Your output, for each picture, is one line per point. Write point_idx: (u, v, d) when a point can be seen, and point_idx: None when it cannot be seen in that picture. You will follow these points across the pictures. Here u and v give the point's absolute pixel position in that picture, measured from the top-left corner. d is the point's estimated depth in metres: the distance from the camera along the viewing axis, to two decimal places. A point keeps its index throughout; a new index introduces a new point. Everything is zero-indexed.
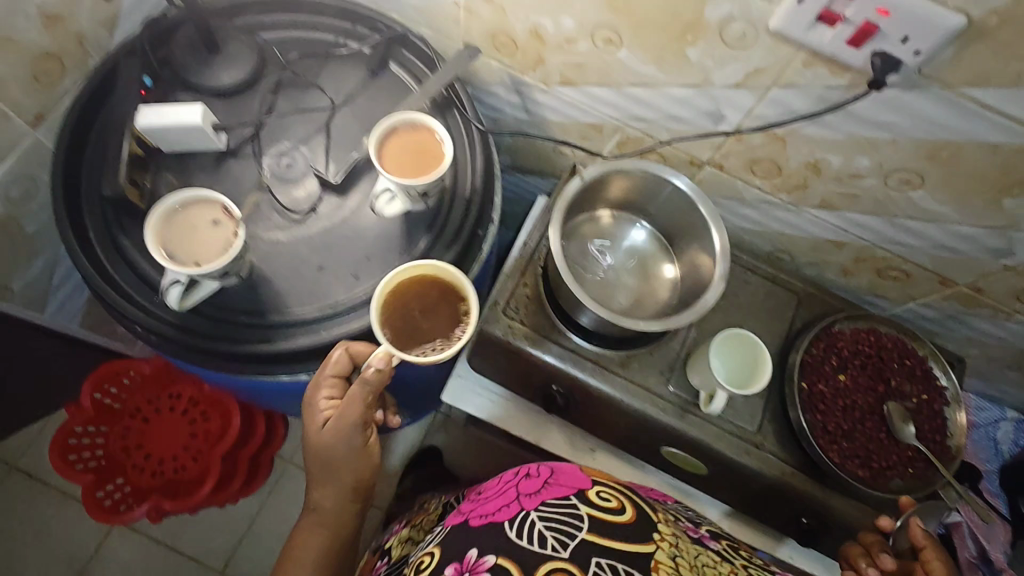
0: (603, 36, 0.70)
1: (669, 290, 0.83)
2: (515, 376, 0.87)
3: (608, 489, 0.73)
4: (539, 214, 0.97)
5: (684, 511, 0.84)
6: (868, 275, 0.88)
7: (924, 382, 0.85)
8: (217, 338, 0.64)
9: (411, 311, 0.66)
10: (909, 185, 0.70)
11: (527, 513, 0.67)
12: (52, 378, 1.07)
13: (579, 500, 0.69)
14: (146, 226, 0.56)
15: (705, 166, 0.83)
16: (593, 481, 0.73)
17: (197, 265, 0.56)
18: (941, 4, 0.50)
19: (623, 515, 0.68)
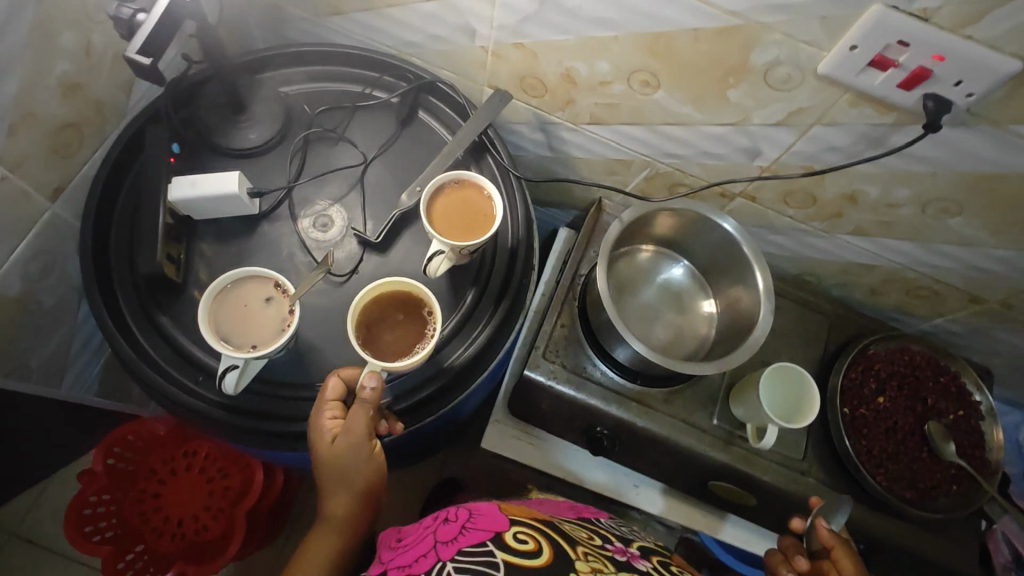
0: (640, 79, 0.70)
1: (707, 324, 0.83)
2: (556, 418, 0.86)
3: (527, 530, 0.62)
4: (565, 249, 0.96)
5: (626, 531, 0.78)
6: (896, 294, 0.90)
7: (959, 398, 0.86)
8: (262, 417, 0.60)
9: (368, 322, 0.62)
10: (947, 214, 0.71)
11: (441, 565, 0.54)
12: (61, 444, 1.02)
13: (494, 545, 0.57)
14: (199, 310, 0.54)
15: (736, 198, 0.83)
16: (512, 523, 0.62)
17: (255, 348, 0.55)
18: (999, 50, 0.50)
19: (540, 557, 0.57)
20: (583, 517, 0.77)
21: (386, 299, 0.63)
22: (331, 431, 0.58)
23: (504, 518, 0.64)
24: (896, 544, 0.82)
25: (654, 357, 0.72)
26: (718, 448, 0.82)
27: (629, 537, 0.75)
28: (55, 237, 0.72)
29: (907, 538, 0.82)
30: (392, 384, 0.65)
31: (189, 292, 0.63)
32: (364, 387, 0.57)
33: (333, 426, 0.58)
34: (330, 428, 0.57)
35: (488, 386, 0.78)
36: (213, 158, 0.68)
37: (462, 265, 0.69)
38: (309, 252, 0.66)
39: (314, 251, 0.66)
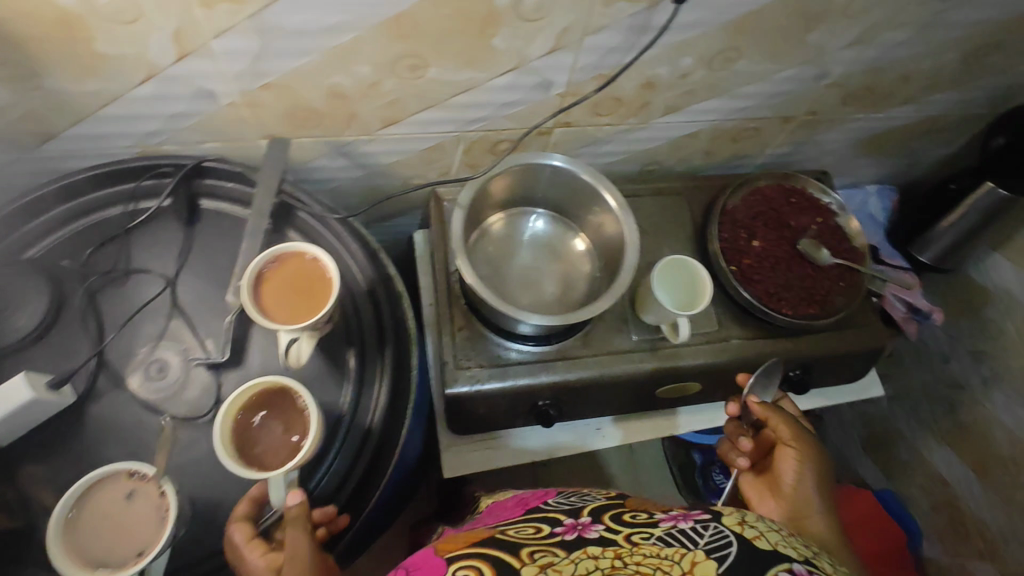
0: (406, 65, 0.65)
1: (587, 259, 0.83)
2: (499, 413, 0.84)
3: (465, 562, 0.58)
4: (427, 254, 0.92)
5: (574, 500, 0.77)
6: (725, 145, 0.95)
7: (812, 209, 0.94)
8: None
9: (248, 446, 0.53)
10: (731, 61, 0.74)
11: None
12: None
13: None
14: (51, 553, 0.45)
15: (553, 131, 0.82)
16: (449, 563, 0.58)
17: (142, 553, 0.47)
18: None
19: None
20: (530, 512, 0.75)
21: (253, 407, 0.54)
22: (267, 569, 0.49)
23: (440, 560, 0.60)
24: (821, 356, 0.90)
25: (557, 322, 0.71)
26: (651, 361, 0.84)
27: (575, 508, 0.74)
28: None
29: (826, 347, 0.89)
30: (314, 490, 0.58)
31: (44, 527, 0.53)
32: (286, 507, 0.50)
33: (267, 562, 0.49)
34: (266, 564, 0.49)
35: (419, 425, 0.74)
36: None
37: (327, 332, 0.63)
38: (157, 409, 0.57)
39: (162, 405, 0.57)
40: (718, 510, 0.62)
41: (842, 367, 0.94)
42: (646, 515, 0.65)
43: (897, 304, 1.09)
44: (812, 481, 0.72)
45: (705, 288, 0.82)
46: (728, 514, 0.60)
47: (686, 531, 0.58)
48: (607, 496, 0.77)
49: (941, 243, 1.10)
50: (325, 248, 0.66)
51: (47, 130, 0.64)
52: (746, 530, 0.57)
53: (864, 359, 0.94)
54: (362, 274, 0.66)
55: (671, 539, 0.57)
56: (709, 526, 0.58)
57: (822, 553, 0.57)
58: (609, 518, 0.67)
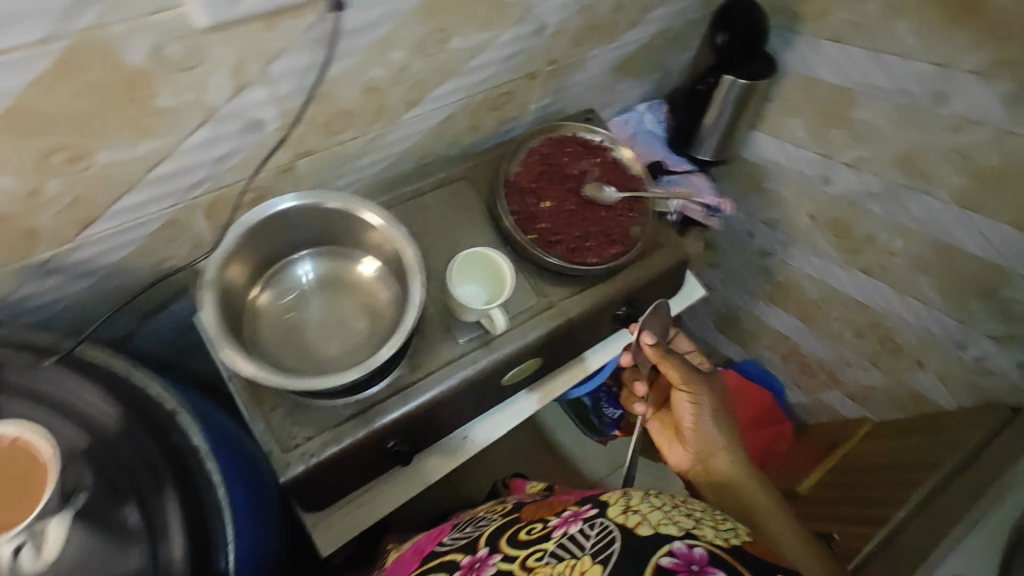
0: (63, 160, 0.54)
1: (382, 283, 0.77)
2: (352, 473, 0.78)
3: None
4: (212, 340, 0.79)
5: (465, 532, 0.76)
6: (487, 117, 0.92)
7: (587, 152, 0.97)
8: None
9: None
10: (443, 41, 0.70)
11: None
12: None
13: None
14: None
15: (296, 166, 0.74)
16: None
17: None
18: None
19: None
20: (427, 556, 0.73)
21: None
22: None
23: None
24: (640, 286, 0.93)
25: (359, 375, 0.66)
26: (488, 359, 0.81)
27: (468, 540, 0.73)
28: None
29: (641, 276, 0.93)
30: None
31: None
32: None
33: None
34: None
35: (264, 531, 0.65)
36: None
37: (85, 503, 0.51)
38: None
39: None
40: (603, 500, 0.67)
41: (661, 289, 0.99)
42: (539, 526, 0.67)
43: (695, 206, 1.22)
44: (712, 423, 0.79)
45: (500, 271, 0.85)
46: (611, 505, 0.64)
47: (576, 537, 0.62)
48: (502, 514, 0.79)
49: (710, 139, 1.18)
50: (45, 405, 0.54)
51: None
52: (627, 519, 0.61)
53: (676, 275, 0.99)
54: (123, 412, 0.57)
55: (563, 554, 0.60)
56: (595, 524, 0.62)
57: (702, 518, 0.63)
58: (506, 542, 0.67)
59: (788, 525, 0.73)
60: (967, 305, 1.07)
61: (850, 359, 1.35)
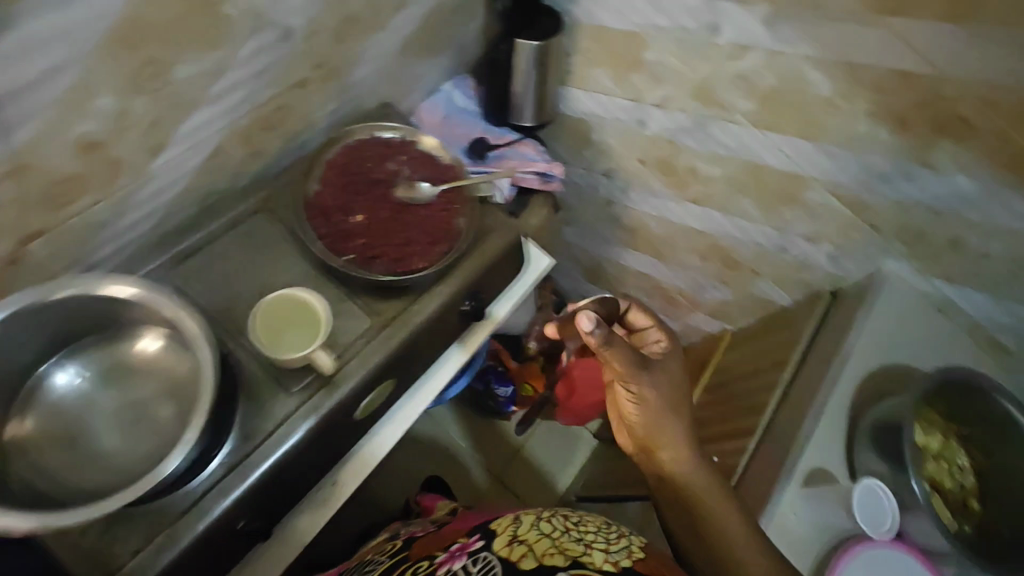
0: None
1: (172, 356, 0.69)
2: (202, 567, 0.70)
3: None
4: None
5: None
6: (268, 139, 0.83)
7: (391, 152, 0.91)
8: None
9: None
10: (155, 75, 0.61)
11: None
12: None
13: None
14: None
15: (25, 249, 0.64)
16: None
17: None
18: None
19: None
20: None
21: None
22: None
23: None
24: (479, 277, 0.90)
25: (170, 467, 0.58)
26: (329, 402, 0.75)
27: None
28: None
29: (478, 265, 0.89)
30: None
31: None
32: None
33: None
34: None
35: None
36: None
37: None
38: None
39: None
40: (490, 532, 0.74)
41: (504, 271, 0.96)
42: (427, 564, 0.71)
43: (528, 175, 1.21)
44: (654, 425, 0.82)
45: (308, 304, 0.76)
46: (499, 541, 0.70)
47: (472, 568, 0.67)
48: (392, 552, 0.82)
49: (522, 106, 1.16)
50: None
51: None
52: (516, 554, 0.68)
53: (515, 253, 0.97)
54: None
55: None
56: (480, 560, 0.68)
57: (593, 543, 0.68)
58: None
59: (728, 520, 0.79)
60: (781, 216, 1.15)
61: (704, 281, 1.45)
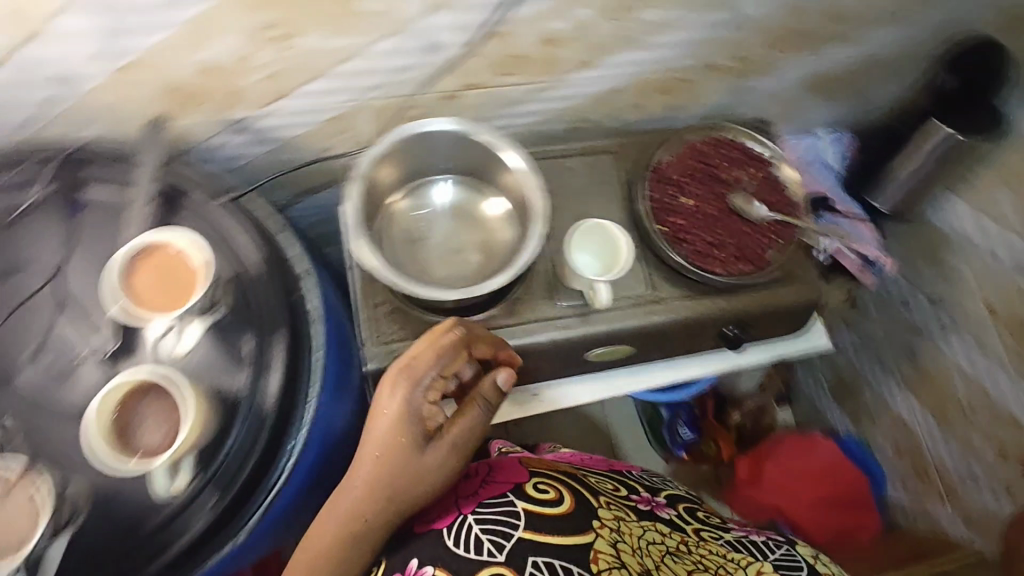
0: (274, 35, 0.61)
1: (505, 226, 0.79)
2: (459, 451, 0.66)
3: (546, 478, 0.72)
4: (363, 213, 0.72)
5: (653, 479, 0.87)
6: (656, 99, 0.90)
7: (748, 162, 0.90)
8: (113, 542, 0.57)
9: (368, 490, 0.62)
10: (633, 8, 0.69)
11: (462, 519, 0.65)
12: None
13: (516, 495, 0.68)
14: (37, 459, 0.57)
15: (461, 93, 0.77)
16: (530, 472, 0.72)
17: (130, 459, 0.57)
18: None
19: (559, 505, 0.68)
20: (611, 471, 0.85)
21: (433, 400, 0.66)
22: None
23: (520, 465, 0.73)
24: (778, 309, 0.87)
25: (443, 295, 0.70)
26: (583, 328, 0.82)
27: (654, 486, 0.84)
28: None
29: (791, 300, 0.87)
30: (227, 453, 0.59)
31: None
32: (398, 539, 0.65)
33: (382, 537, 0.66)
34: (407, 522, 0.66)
35: (349, 395, 0.73)
36: None
37: (219, 318, 0.63)
38: (52, 402, 0.59)
39: (55, 396, 0.60)
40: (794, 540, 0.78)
41: (794, 319, 0.92)
42: (714, 518, 0.81)
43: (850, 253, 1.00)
44: None
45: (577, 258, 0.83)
46: (681, 521, 0.76)
47: (762, 547, 0.75)
48: (687, 492, 0.87)
49: (886, 183, 0.98)
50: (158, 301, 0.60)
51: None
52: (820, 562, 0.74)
53: (801, 315, 0.91)
54: (310, 319, 0.67)
55: (742, 548, 0.75)
56: (784, 546, 0.76)
57: None
58: (686, 509, 0.80)
59: None
60: None
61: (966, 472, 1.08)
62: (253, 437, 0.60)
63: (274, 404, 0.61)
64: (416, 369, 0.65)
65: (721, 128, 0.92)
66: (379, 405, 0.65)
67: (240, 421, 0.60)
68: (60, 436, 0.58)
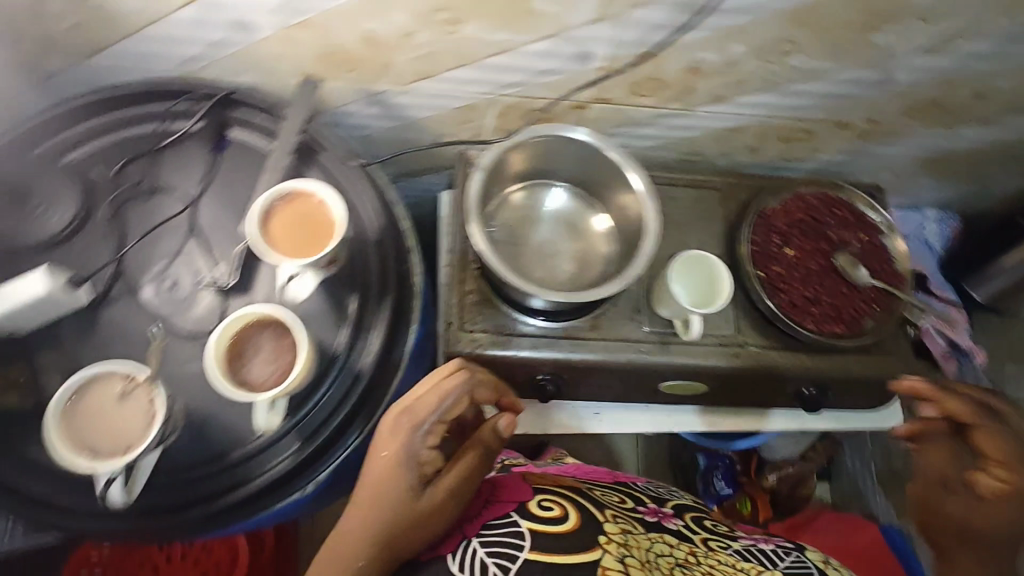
0: (441, 18, 0.64)
1: (607, 242, 0.80)
2: (462, 489, 0.62)
3: (552, 496, 0.69)
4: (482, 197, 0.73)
5: (659, 489, 0.85)
6: (775, 146, 0.90)
7: (857, 225, 0.89)
8: (195, 466, 0.59)
9: (367, 538, 0.58)
10: (786, 53, 0.70)
11: (466, 543, 0.63)
12: None
13: (520, 515, 0.65)
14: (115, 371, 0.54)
15: (590, 105, 0.79)
16: (534, 490, 0.69)
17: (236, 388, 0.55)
18: None
19: (565, 523, 0.65)
20: (618, 483, 0.82)
21: (433, 444, 0.62)
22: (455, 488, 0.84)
23: (525, 484, 0.71)
24: (864, 379, 0.85)
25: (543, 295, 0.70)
26: (662, 357, 0.82)
27: (659, 496, 0.81)
28: None
29: (882, 373, 0.85)
30: (315, 406, 0.61)
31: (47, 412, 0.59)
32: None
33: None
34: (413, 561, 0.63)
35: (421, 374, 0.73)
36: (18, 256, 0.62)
37: (332, 275, 0.65)
38: (167, 320, 0.62)
39: (172, 316, 0.62)
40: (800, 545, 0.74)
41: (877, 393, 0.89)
42: (723, 527, 0.77)
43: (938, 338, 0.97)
44: None
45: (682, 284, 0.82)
46: (687, 532, 0.72)
47: (767, 554, 0.71)
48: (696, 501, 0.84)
49: None
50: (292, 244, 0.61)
51: (45, 30, 0.64)
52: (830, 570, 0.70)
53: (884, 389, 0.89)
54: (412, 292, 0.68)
55: (751, 557, 0.70)
56: (791, 552, 0.72)
57: None
58: (692, 518, 0.77)
59: None
60: None
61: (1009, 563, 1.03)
62: (342, 395, 0.62)
63: (369, 367, 0.63)
64: (415, 410, 0.61)
65: (832, 186, 0.91)
66: (376, 445, 0.61)
67: (334, 376, 0.62)
68: (167, 354, 0.61)
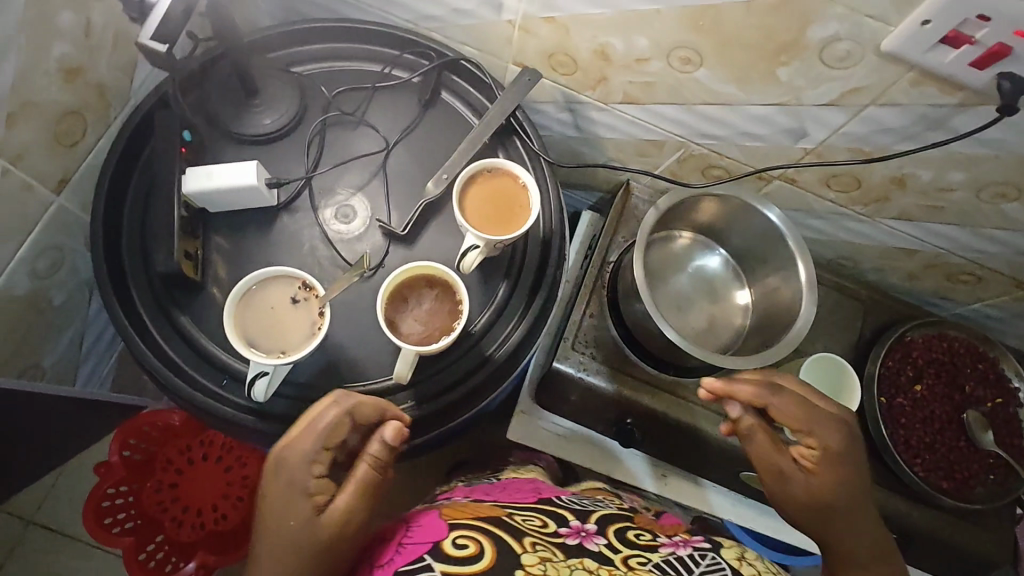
0: (679, 55, 0.64)
1: (743, 315, 0.80)
2: (364, 505, 0.51)
3: (468, 532, 0.51)
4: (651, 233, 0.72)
5: (585, 502, 0.69)
6: (936, 280, 0.86)
7: (997, 385, 0.84)
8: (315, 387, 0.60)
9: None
10: (1004, 197, 0.67)
11: None
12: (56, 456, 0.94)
13: (433, 556, 0.47)
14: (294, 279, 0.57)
15: (774, 180, 0.78)
16: (449, 527, 0.51)
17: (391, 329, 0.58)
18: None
19: (479, 562, 0.47)
20: (537, 502, 0.66)
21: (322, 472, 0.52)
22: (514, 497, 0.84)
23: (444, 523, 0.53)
24: (957, 544, 0.81)
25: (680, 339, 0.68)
26: None
27: (585, 509, 0.65)
28: (57, 230, 0.73)
29: (979, 546, 0.81)
30: (440, 374, 0.62)
31: (208, 291, 0.62)
32: None
33: None
34: None
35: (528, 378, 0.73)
36: (227, 143, 0.66)
37: (492, 257, 0.66)
38: (333, 245, 0.64)
39: (340, 244, 0.64)
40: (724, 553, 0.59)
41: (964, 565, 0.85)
42: (648, 537, 0.61)
43: None
44: None
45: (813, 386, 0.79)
46: (603, 547, 0.55)
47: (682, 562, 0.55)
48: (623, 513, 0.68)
49: None
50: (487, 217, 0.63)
51: None
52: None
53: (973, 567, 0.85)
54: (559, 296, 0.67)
55: (669, 568, 0.53)
56: (708, 556, 0.57)
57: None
58: (613, 529, 0.60)
59: None
60: None
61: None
62: (467, 374, 0.62)
63: (502, 355, 0.63)
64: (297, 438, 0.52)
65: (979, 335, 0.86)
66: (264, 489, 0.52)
67: (466, 352, 0.63)
68: (322, 275, 0.64)
